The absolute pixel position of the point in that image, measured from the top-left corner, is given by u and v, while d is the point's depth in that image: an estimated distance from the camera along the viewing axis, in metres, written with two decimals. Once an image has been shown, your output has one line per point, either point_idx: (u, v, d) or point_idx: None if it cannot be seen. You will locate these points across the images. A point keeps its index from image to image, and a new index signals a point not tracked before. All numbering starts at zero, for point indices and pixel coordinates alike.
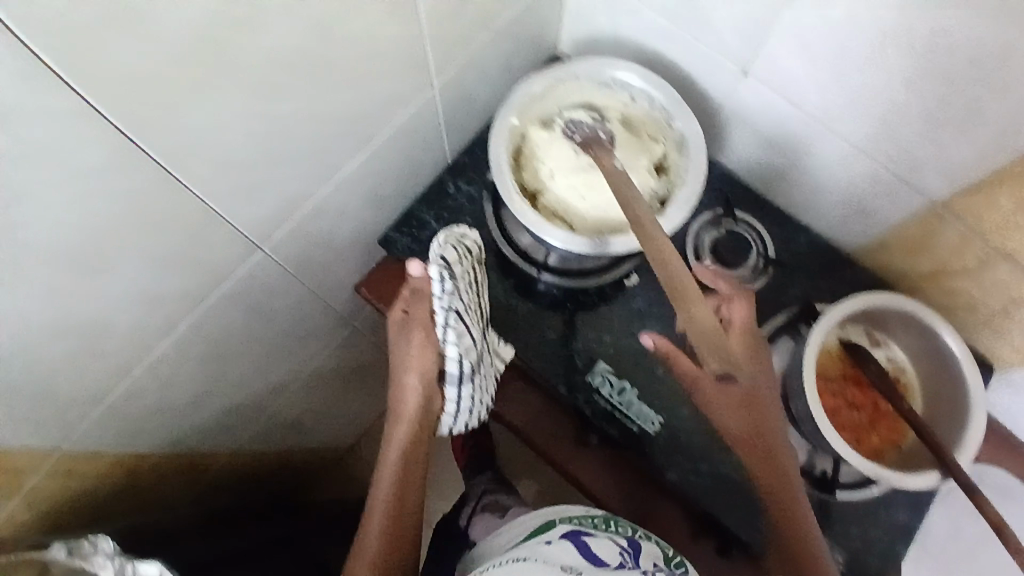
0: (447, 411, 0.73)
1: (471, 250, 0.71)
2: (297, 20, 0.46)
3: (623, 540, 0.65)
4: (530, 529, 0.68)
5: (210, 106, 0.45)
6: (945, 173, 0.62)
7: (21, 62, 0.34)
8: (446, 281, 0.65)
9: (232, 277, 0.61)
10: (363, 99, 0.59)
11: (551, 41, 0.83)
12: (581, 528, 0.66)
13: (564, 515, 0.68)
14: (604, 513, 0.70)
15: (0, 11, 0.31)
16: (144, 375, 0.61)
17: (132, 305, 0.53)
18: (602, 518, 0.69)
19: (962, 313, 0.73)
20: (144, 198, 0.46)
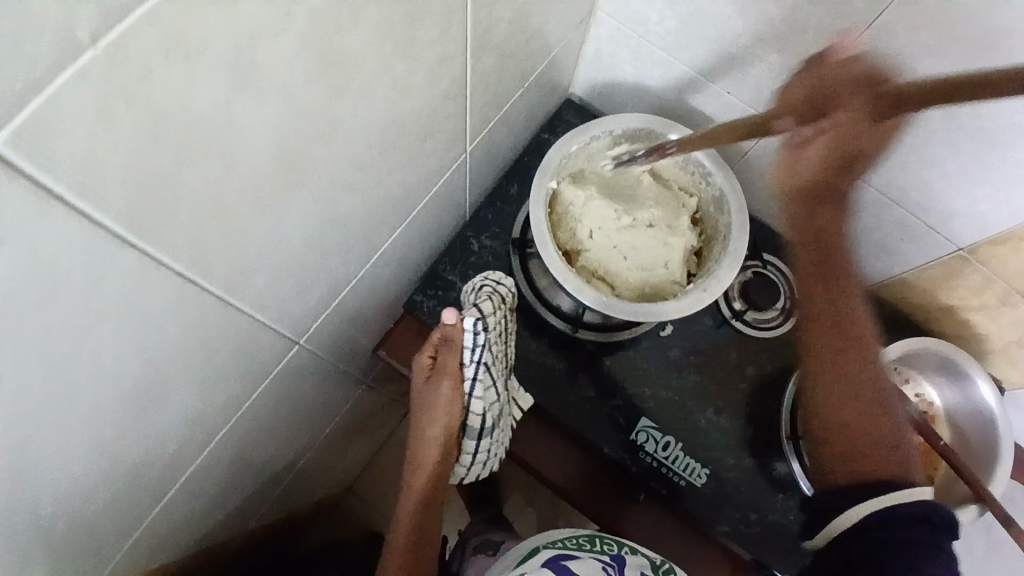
0: (461, 462, 0.69)
1: (504, 296, 0.65)
2: (366, 118, 0.42)
3: (607, 556, 0.65)
4: (520, 556, 0.69)
5: (276, 222, 0.40)
6: (976, 225, 0.64)
7: (94, 230, 0.28)
8: (483, 337, 0.59)
9: (269, 377, 0.55)
10: (408, 177, 0.55)
11: (564, 86, 0.81)
12: (563, 551, 0.66)
13: (549, 540, 0.68)
14: (592, 532, 0.70)
15: (77, 184, 0.25)
16: (175, 495, 0.55)
17: (173, 434, 0.47)
18: (586, 536, 0.69)
19: (976, 342, 0.76)
20: (200, 331, 0.40)
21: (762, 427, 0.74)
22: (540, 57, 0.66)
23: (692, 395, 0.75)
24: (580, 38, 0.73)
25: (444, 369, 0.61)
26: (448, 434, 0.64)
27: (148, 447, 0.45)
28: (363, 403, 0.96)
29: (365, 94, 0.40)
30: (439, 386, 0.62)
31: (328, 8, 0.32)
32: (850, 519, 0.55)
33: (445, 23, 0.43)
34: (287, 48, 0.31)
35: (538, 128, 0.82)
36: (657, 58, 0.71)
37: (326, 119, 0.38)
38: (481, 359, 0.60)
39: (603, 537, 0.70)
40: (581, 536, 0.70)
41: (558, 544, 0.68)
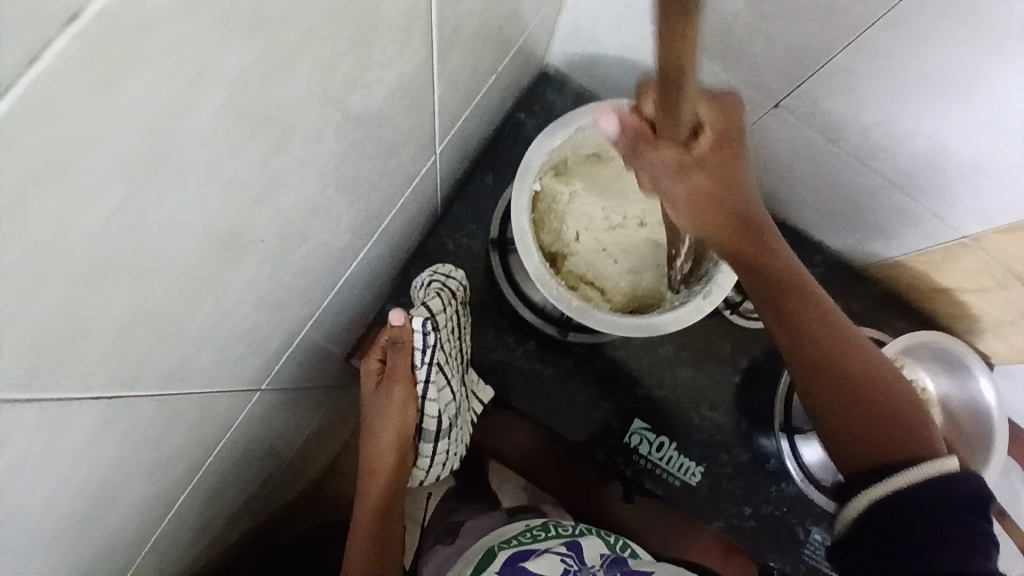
0: (418, 465, 0.67)
1: (453, 291, 0.63)
2: (314, 163, 0.34)
3: (564, 547, 0.65)
4: (471, 564, 0.66)
5: (217, 301, 0.33)
6: (979, 216, 0.61)
7: None
8: (432, 336, 0.57)
9: (232, 428, 0.50)
10: (372, 201, 0.48)
11: (539, 58, 0.72)
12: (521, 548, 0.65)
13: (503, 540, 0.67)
14: (542, 522, 0.70)
15: None
16: (143, 560, 0.50)
17: (132, 518, 0.42)
18: (540, 526, 0.69)
19: (968, 321, 0.74)
20: (142, 428, 0.35)
21: (755, 419, 0.72)
22: (513, 38, 0.58)
23: (684, 392, 0.72)
24: (556, 7, 0.64)
25: (396, 372, 0.60)
26: (402, 436, 0.63)
27: (103, 543, 0.40)
28: (340, 402, 0.91)
29: (313, 142, 0.32)
30: (392, 389, 0.61)
31: (250, 69, 0.24)
32: (877, 492, 0.42)
33: (400, 35, 0.35)
34: (201, 129, 0.24)
35: (510, 107, 0.74)
36: (643, 31, 0.63)
37: (268, 181, 0.31)
38: (433, 359, 0.59)
39: (557, 524, 0.70)
40: (534, 526, 0.69)
41: (513, 542, 0.67)
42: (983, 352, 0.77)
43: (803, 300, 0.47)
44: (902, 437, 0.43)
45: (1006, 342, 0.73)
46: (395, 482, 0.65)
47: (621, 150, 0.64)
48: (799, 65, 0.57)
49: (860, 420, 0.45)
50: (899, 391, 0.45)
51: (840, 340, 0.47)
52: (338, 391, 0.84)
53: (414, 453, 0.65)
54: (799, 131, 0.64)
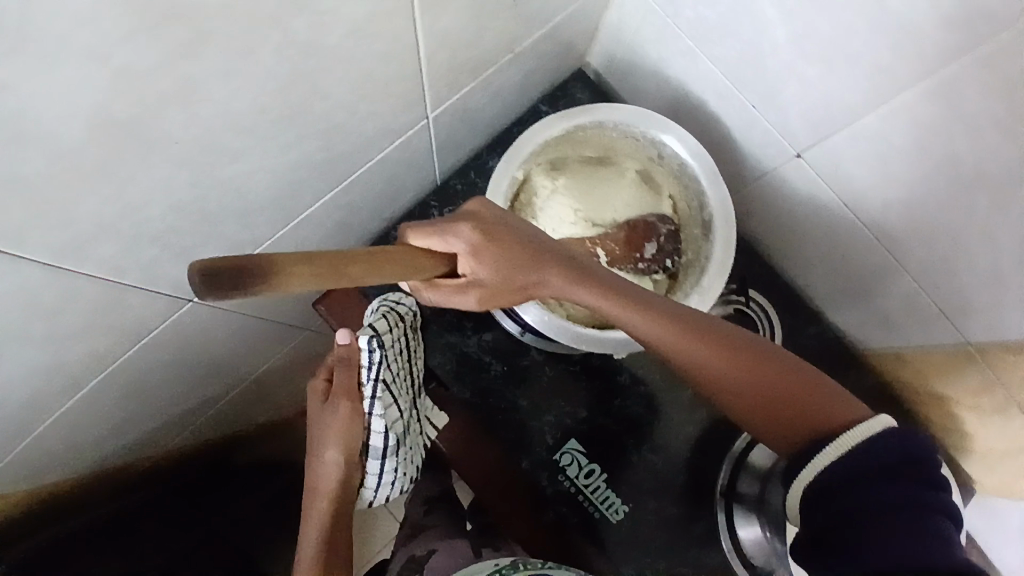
0: (366, 483, 0.61)
1: (403, 314, 0.59)
2: (247, 82, 0.34)
3: None
4: None
5: (121, 188, 0.34)
6: (989, 327, 0.55)
7: None
8: (377, 352, 0.53)
9: (157, 329, 0.51)
10: (338, 142, 0.48)
11: (577, 54, 0.69)
12: None
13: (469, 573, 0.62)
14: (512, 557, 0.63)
15: None
16: (46, 428, 0.51)
17: (26, 381, 0.43)
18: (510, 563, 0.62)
19: (957, 439, 0.67)
20: (29, 293, 0.35)
21: (696, 476, 0.69)
22: (540, 18, 0.56)
23: (632, 428, 0.69)
24: (600, 1, 0.61)
25: (339, 389, 0.55)
26: (346, 457, 0.56)
27: None
28: (309, 346, 0.92)
29: (243, 54, 0.32)
30: (336, 407, 0.55)
31: None
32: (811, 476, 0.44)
33: None
34: (83, 2, 0.24)
35: (537, 97, 0.71)
36: (681, 47, 0.60)
37: (181, 80, 0.30)
38: (379, 376, 0.55)
39: (525, 561, 0.61)
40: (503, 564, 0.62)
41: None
42: (966, 476, 0.69)
43: (717, 360, 0.49)
44: (806, 416, 0.47)
45: (994, 473, 0.65)
46: (343, 503, 0.59)
47: (625, 159, 0.62)
48: (825, 117, 0.53)
49: (760, 406, 0.48)
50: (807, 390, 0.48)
51: (708, 365, 0.49)
52: (305, 333, 0.84)
53: (365, 470, 0.59)
54: (815, 189, 0.60)
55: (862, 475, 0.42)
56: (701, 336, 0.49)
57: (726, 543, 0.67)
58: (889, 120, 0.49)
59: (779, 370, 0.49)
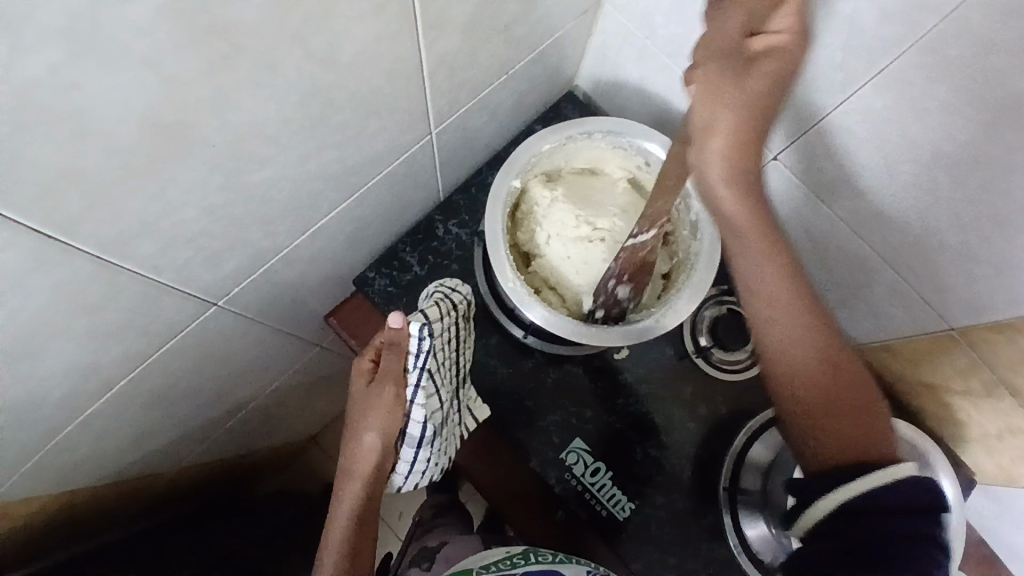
0: (397, 470, 0.63)
1: (454, 302, 0.62)
2: (272, 93, 0.39)
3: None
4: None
5: (163, 187, 0.38)
6: (967, 307, 0.58)
7: None
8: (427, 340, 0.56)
9: (185, 332, 0.54)
10: (350, 154, 0.52)
11: (567, 77, 0.75)
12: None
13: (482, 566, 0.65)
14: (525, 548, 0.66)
15: None
16: (79, 430, 0.54)
17: (66, 377, 0.46)
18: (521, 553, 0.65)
19: (950, 424, 0.69)
20: (77, 285, 0.39)
21: (701, 470, 0.70)
22: (531, 42, 0.61)
23: (636, 426, 0.71)
24: (585, 26, 0.67)
25: (387, 373, 0.58)
26: (384, 440, 0.59)
27: (32, 388, 0.44)
28: (321, 364, 0.95)
29: (270, 67, 0.37)
30: (381, 390, 0.58)
31: None
32: (831, 504, 0.52)
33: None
34: (144, 19, 0.29)
35: (530, 118, 0.77)
36: (662, 64, 0.65)
37: (219, 88, 0.35)
38: (425, 365, 0.57)
39: (536, 551, 0.65)
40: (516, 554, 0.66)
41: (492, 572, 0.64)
42: (962, 461, 0.71)
43: (812, 354, 0.55)
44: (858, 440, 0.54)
45: (989, 454, 0.67)
46: (377, 482, 0.61)
47: (614, 169, 0.67)
48: (798, 116, 0.58)
49: (822, 417, 0.55)
50: (868, 417, 0.55)
51: (799, 352, 0.55)
52: (317, 349, 0.88)
53: (398, 458, 0.61)
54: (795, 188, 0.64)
55: (888, 509, 0.49)
56: (815, 325, 0.55)
57: (733, 539, 0.68)
58: (856, 115, 0.53)
59: (853, 386, 0.55)
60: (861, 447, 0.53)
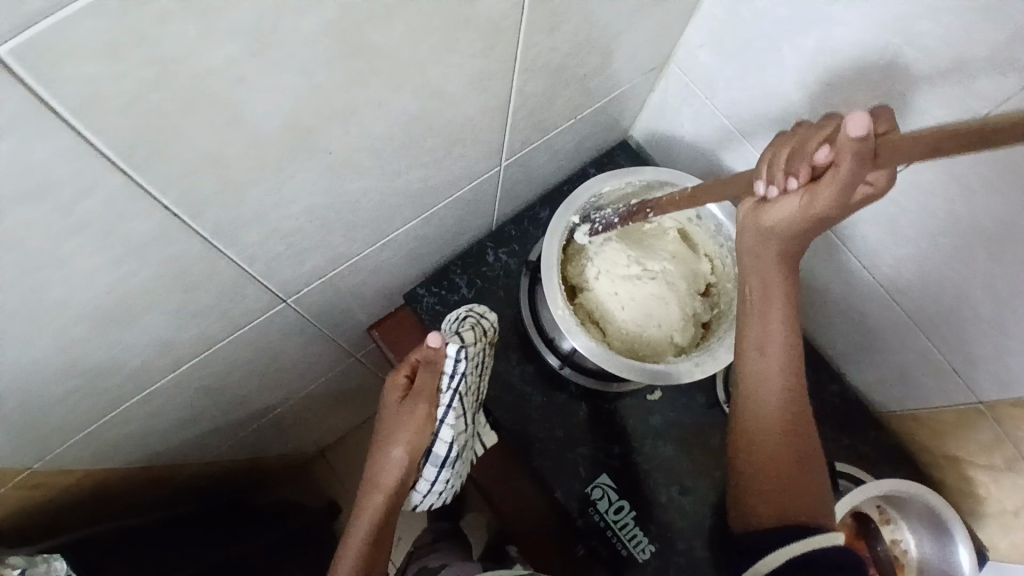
0: (417, 487, 0.66)
1: (485, 329, 0.65)
2: (386, 111, 0.43)
3: None
4: None
5: (278, 181, 0.41)
6: (999, 382, 0.60)
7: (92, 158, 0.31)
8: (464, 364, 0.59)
9: (252, 323, 0.57)
10: (431, 174, 0.56)
11: (624, 128, 0.80)
12: None
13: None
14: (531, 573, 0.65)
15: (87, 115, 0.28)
16: (135, 407, 0.56)
17: (144, 350, 0.49)
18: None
19: (972, 500, 0.70)
20: (183, 262, 0.42)
21: (722, 520, 0.71)
22: (601, 92, 0.66)
23: (661, 468, 0.72)
24: (649, 84, 0.72)
25: (421, 391, 0.60)
26: (410, 457, 0.61)
27: (113, 357, 0.47)
28: (349, 377, 0.97)
29: (392, 87, 0.41)
30: (415, 406, 0.60)
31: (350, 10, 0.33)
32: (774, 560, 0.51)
33: (489, 38, 0.44)
34: (308, 38, 0.33)
35: (586, 162, 0.81)
36: (718, 125, 0.70)
37: (346, 101, 0.39)
38: (458, 387, 0.60)
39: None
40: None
41: None
42: (981, 540, 0.71)
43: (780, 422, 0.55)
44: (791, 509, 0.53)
45: (1008, 535, 0.68)
46: (396, 500, 0.63)
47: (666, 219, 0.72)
48: None
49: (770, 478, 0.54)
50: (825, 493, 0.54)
51: (770, 398, 0.55)
52: (352, 361, 0.90)
53: (419, 475, 0.64)
54: (837, 252, 0.67)
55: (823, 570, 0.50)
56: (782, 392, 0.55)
57: None
58: (905, 189, 0.57)
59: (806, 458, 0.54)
60: (806, 517, 0.53)
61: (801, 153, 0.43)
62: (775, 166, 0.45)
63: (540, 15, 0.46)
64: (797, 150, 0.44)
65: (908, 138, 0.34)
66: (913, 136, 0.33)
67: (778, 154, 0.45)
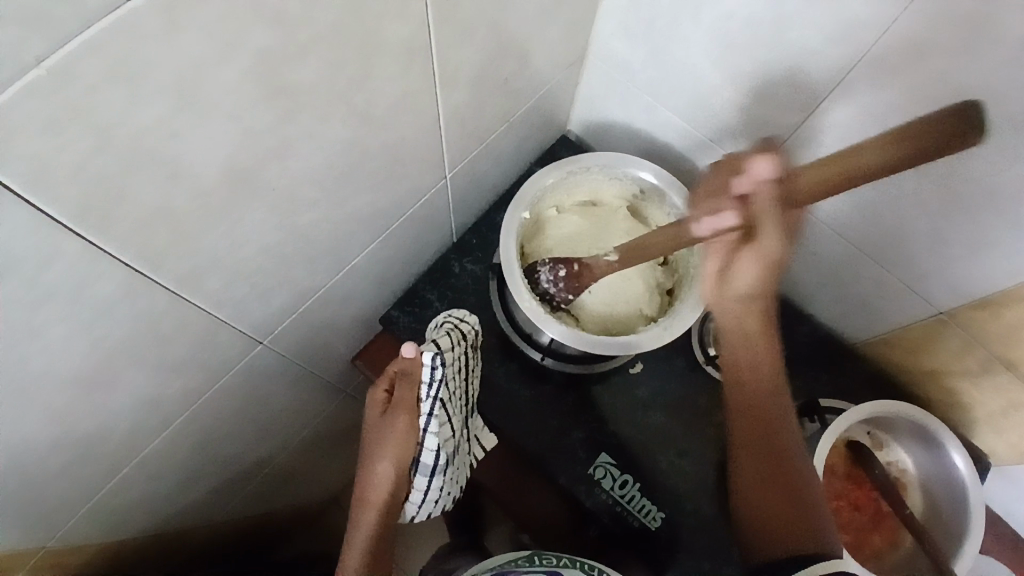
0: (411, 500, 0.68)
1: (463, 333, 0.68)
2: (321, 140, 0.46)
3: None
4: None
5: (229, 223, 0.44)
6: (952, 289, 0.63)
7: (48, 229, 0.33)
8: (440, 370, 0.61)
9: (233, 369, 0.58)
10: (379, 196, 0.59)
11: (559, 123, 0.83)
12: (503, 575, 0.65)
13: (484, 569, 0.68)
14: (529, 552, 0.68)
15: (33, 188, 0.30)
16: (134, 472, 0.57)
17: (132, 412, 0.50)
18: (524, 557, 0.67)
19: (959, 410, 0.73)
20: (152, 317, 0.44)
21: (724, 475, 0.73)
22: (528, 93, 0.69)
23: (657, 436, 0.74)
24: (573, 78, 0.76)
25: (400, 404, 0.64)
26: (398, 469, 0.64)
27: (103, 423, 0.48)
28: (345, 412, 0.98)
29: (322, 118, 0.44)
30: (396, 419, 0.64)
31: (262, 52, 0.35)
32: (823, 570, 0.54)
33: (405, 57, 0.47)
34: (229, 85, 0.35)
35: (529, 162, 0.84)
36: (644, 104, 0.73)
37: (281, 138, 0.42)
38: (437, 393, 0.62)
39: (541, 554, 0.67)
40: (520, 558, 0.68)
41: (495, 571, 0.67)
42: (978, 447, 0.74)
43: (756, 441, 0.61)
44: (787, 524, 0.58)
45: (1002, 437, 0.71)
46: (389, 511, 0.67)
47: (610, 199, 0.74)
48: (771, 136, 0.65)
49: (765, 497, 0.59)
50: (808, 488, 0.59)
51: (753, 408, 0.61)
52: (344, 395, 0.91)
53: (410, 486, 0.66)
54: None
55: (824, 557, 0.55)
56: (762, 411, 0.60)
57: None
58: (819, 130, 0.60)
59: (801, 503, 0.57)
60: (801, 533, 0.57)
61: (740, 181, 0.50)
62: (720, 195, 0.53)
63: (448, 30, 0.49)
64: (732, 183, 0.52)
65: (872, 143, 0.41)
66: (849, 163, 0.41)
67: (708, 184, 0.55)
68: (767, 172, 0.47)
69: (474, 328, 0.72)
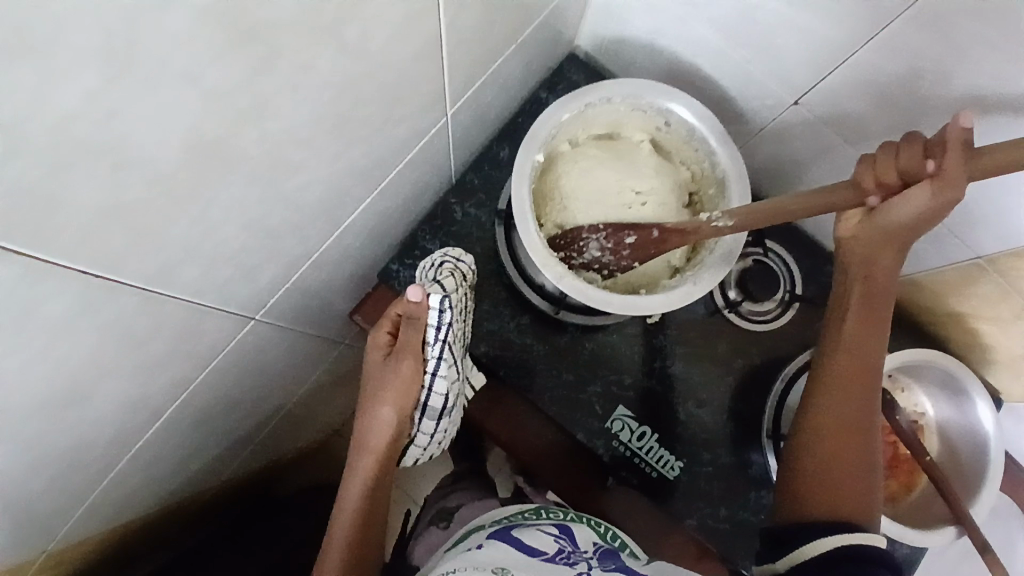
0: (416, 442, 0.66)
1: (465, 273, 0.63)
2: (307, 90, 0.36)
3: (553, 526, 0.64)
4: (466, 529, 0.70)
5: (204, 207, 0.35)
6: (999, 234, 0.59)
7: None
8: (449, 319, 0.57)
9: (226, 349, 0.52)
10: (376, 144, 0.50)
11: (568, 39, 0.72)
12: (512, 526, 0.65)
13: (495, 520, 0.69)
14: (535, 506, 0.69)
15: None
16: (127, 465, 0.53)
17: (116, 415, 0.44)
18: (533, 509, 0.69)
19: (980, 352, 0.71)
20: (125, 322, 0.37)
21: (742, 423, 0.71)
22: (538, 8, 0.59)
23: (675, 386, 0.72)
24: None
25: (406, 346, 0.58)
26: (401, 415, 0.60)
27: (83, 434, 0.43)
28: (344, 360, 0.93)
29: (306, 67, 0.35)
30: (400, 362, 0.59)
31: None
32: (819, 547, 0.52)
33: None
34: (181, 44, 0.26)
35: (534, 85, 0.74)
36: (671, 18, 0.63)
37: (256, 96, 0.33)
38: (446, 338, 0.58)
39: (547, 508, 0.68)
40: (528, 510, 0.69)
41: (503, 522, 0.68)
42: (992, 387, 0.73)
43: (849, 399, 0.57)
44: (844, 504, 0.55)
45: (1018, 378, 0.70)
46: (388, 459, 0.63)
47: (633, 132, 0.66)
48: (821, 59, 0.56)
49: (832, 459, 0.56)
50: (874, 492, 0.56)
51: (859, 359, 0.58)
52: (342, 346, 0.86)
53: (416, 429, 0.64)
54: (821, 134, 0.63)
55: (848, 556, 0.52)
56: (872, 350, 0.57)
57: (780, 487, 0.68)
58: (883, 53, 0.52)
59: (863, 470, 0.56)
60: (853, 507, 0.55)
61: (915, 163, 0.46)
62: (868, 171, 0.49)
63: None
64: (906, 160, 0.47)
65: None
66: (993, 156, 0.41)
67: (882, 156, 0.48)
68: (955, 149, 0.43)
69: (471, 269, 0.65)
